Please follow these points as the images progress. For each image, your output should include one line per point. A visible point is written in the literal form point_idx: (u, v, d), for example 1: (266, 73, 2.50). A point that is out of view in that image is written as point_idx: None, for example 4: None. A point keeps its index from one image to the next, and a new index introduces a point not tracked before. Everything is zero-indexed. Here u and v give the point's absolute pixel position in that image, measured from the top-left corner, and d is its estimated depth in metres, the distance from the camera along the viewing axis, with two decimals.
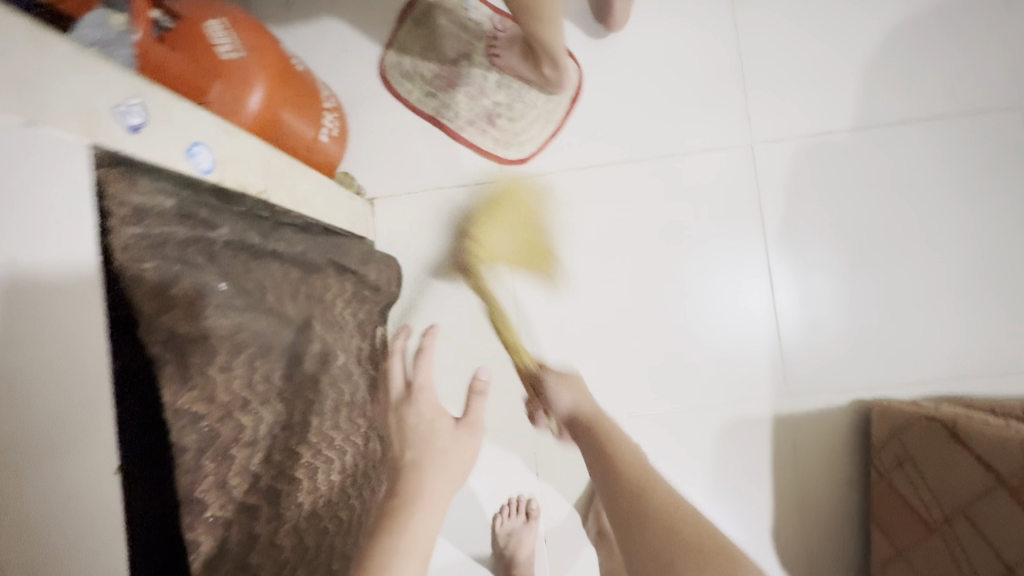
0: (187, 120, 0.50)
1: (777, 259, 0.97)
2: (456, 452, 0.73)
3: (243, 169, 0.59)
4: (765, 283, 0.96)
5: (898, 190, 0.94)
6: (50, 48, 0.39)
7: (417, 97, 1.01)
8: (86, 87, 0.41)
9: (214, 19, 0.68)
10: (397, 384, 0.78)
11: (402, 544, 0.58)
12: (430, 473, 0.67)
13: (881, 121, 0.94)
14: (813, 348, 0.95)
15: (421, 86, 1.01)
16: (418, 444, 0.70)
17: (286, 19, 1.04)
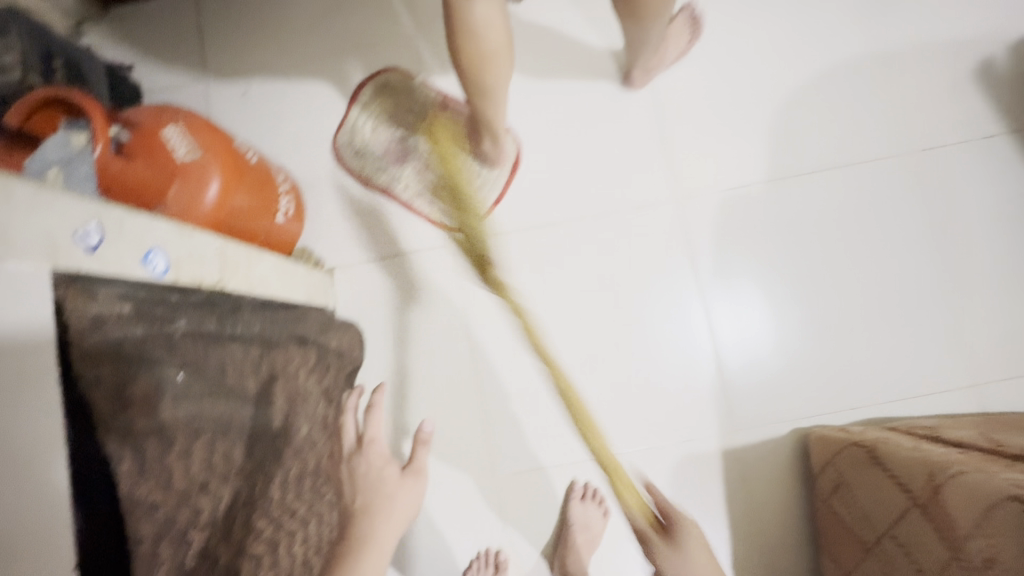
0: (145, 229, 0.56)
1: (715, 300, 1.04)
2: (399, 497, 0.87)
3: (198, 264, 0.64)
4: (705, 322, 1.03)
5: (812, 233, 1.04)
6: (13, 193, 0.42)
7: (369, 172, 1.08)
8: (49, 219, 0.45)
9: (172, 125, 0.75)
10: (349, 438, 0.87)
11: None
12: (379, 517, 0.80)
13: (790, 172, 1.05)
14: (753, 383, 1.02)
15: (373, 162, 1.09)
16: (370, 493, 0.82)
17: (245, 108, 1.12)
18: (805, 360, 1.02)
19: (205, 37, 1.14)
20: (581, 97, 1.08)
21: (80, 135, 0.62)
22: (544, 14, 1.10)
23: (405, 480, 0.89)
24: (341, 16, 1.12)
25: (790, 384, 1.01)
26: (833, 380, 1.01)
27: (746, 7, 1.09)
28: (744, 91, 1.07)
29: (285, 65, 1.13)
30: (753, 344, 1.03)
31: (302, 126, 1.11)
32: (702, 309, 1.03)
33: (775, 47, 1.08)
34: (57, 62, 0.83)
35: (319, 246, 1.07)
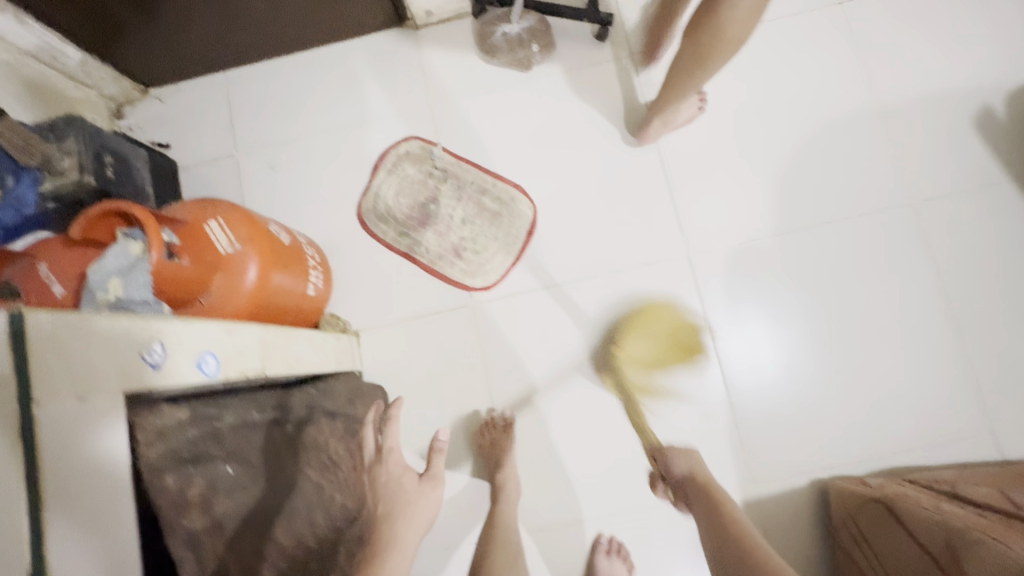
0: (199, 336, 0.61)
1: (723, 340, 1.08)
2: (403, 531, 0.68)
3: (242, 358, 0.69)
4: (712, 358, 1.08)
5: (820, 285, 1.08)
6: (91, 324, 0.46)
7: (391, 236, 1.13)
8: (120, 346, 0.49)
9: (213, 219, 0.81)
10: (368, 449, 0.77)
11: None
12: (401, 523, 0.69)
13: (796, 225, 1.09)
14: (771, 435, 1.04)
15: (395, 226, 1.14)
16: (388, 504, 0.70)
17: (273, 179, 1.19)
18: (818, 407, 1.05)
19: (234, 113, 1.22)
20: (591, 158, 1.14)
21: (136, 244, 0.68)
22: (553, 82, 1.16)
23: (406, 519, 0.69)
24: (363, 90, 1.20)
25: (804, 432, 1.04)
26: (848, 429, 1.03)
27: (748, 66, 1.13)
28: (749, 147, 1.11)
29: (310, 138, 1.20)
30: (766, 393, 1.06)
31: (327, 195, 1.17)
32: (713, 352, 1.08)
33: (778, 103, 1.12)
34: (107, 158, 0.91)
35: (344, 310, 1.12)
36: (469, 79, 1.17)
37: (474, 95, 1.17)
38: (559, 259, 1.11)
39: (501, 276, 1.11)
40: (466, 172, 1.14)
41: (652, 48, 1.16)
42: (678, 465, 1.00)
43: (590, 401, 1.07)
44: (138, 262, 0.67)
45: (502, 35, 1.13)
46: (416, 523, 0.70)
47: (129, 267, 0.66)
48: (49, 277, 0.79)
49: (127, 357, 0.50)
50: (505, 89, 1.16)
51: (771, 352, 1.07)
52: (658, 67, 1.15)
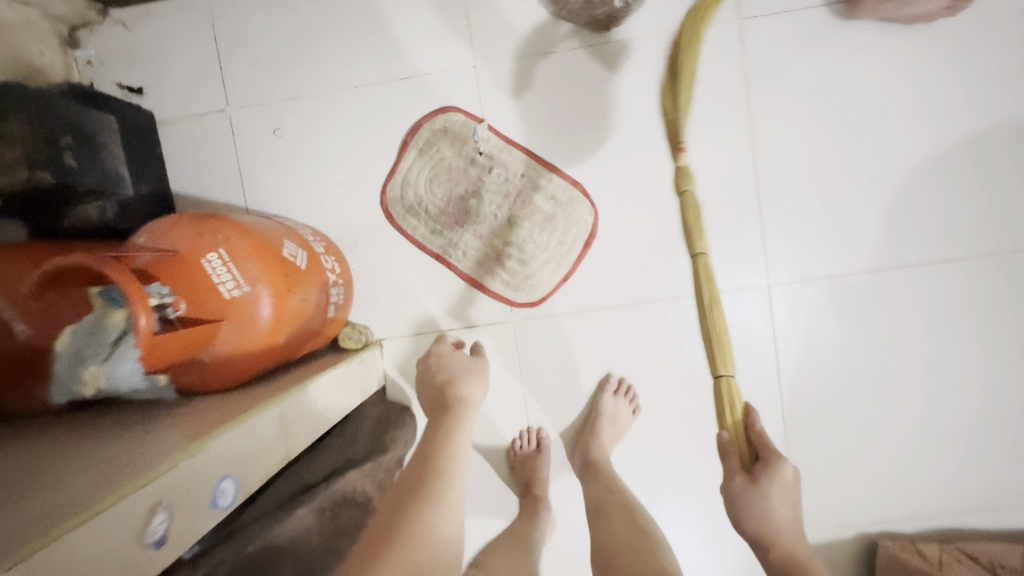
0: (215, 459, 0.49)
1: (788, 365, 0.96)
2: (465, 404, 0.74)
3: (266, 453, 0.57)
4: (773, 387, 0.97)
5: (913, 332, 0.94)
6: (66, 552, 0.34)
7: (421, 233, 0.95)
8: (110, 551, 0.37)
9: (214, 250, 0.64)
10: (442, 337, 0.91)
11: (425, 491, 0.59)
12: (467, 385, 0.77)
13: (899, 261, 0.93)
14: (827, 486, 0.97)
15: (426, 222, 0.95)
16: (451, 374, 0.78)
17: (277, 149, 0.97)
18: (880, 462, 0.97)
19: (224, 54, 0.96)
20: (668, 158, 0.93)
21: (117, 313, 0.52)
22: (632, 54, 0.92)
23: (473, 366, 0.82)
24: (390, 39, 0.94)
25: (861, 486, 0.97)
26: (906, 485, 0.97)
27: (877, 53, 0.91)
28: (858, 160, 0.93)
29: (321, 98, 0.95)
30: (829, 438, 0.97)
31: (343, 176, 0.97)
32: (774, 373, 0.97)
33: (903, 107, 0.92)
34: (65, 139, 0.71)
35: (365, 318, 0.98)
36: (526, 39, 0.93)
37: (531, 62, 0.93)
38: (617, 279, 0.96)
39: (550, 293, 0.96)
40: (515, 161, 0.94)
41: (765, 16, 0.91)
42: (749, 522, 0.71)
43: (626, 399, 0.95)
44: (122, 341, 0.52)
45: None
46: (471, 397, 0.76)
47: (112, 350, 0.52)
48: None
49: (122, 555, 0.38)
50: (574, 56, 0.92)
51: (840, 399, 0.97)
52: (770, 43, 0.92)
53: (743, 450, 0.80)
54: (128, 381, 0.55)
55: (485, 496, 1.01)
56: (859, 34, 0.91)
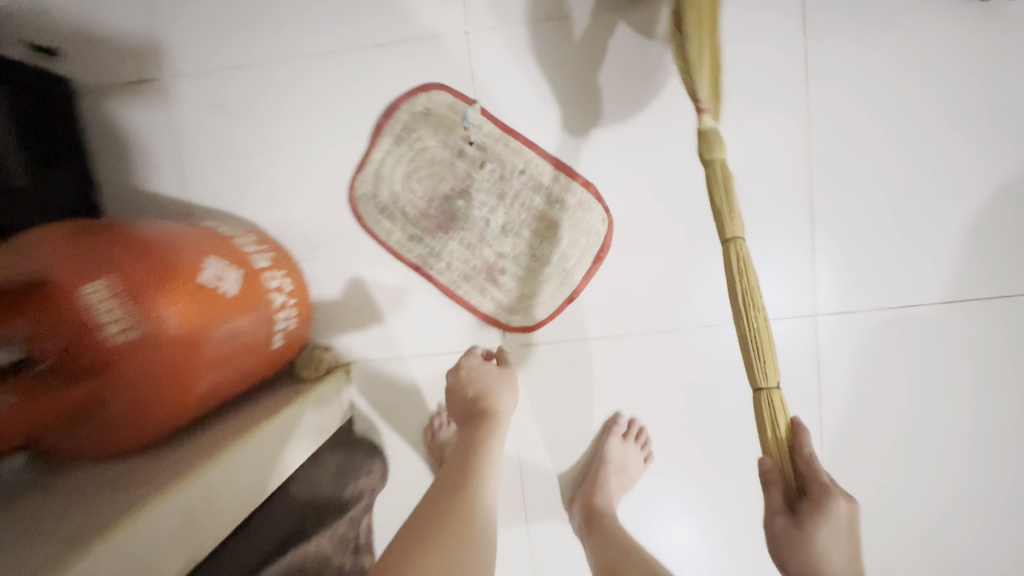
0: None
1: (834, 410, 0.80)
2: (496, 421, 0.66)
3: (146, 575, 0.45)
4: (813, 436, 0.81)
5: (991, 378, 0.78)
6: None
7: (397, 239, 0.79)
8: None
9: (99, 278, 0.48)
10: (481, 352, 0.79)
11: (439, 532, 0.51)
12: (500, 400, 0.69)
13: (979, 292, 0.76)
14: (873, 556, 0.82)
15: (403, 225, 0.79)
16: (482, 385, 0.70)
17: (223, 130, 0.79)
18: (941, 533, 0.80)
19: (155, 12, 0.78)
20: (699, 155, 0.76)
21: None
22: (659, 23, 0.74)
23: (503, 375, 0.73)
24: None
25: (923, 561, 0.80)
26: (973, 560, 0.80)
27: (965, 32, 0.73)
28: (936, 165, 0.75)
29: (274, 69, 0.77)
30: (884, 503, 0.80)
31: (302, 167, 0.79)
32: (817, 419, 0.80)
33: (995, 100, 0.74)
34: None
35: (330, 338, 0.83)
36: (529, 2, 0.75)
37: (535, 31, 0.75)
38: (632, 302, 0.79)
39: (550, 316, 0.80)
40: (512, 154, 0.77)
41: None
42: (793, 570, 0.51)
43: (634, 442, 0.80)
44: None
45: None
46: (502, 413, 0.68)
47: None
48: None
49: None
50: (591, 25, 0.74)
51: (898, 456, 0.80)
52: (837, 15, 0.74)
53: (787, 479, 0.56)
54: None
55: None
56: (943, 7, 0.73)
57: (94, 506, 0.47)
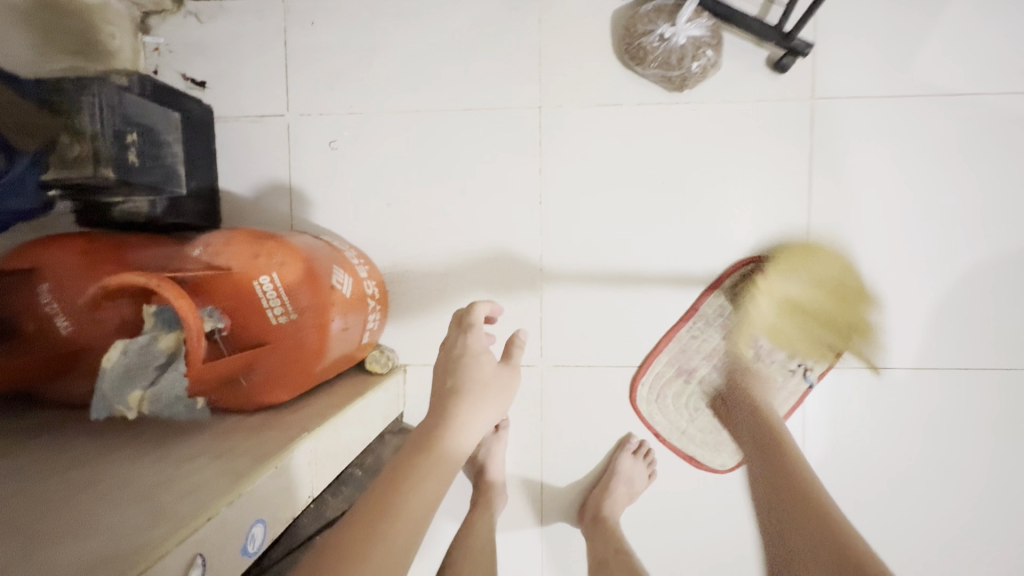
0: (249, 504, 0.46)
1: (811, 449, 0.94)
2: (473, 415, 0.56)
3: (294, 497, 0.55)
4: None
5: (945, 434, 0.92)
6: None
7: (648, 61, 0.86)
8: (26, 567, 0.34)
9: (266, 273, 0.63)
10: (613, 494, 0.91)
11: (363, 548, 0.43)
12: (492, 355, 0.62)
13: (942, 362, 0.91)
14: None
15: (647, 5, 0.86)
16: (629, 480, 0.92)
17: (327, 161, 0.96)
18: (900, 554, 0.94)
19: (292, 61, 0.95)
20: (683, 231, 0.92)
21: (109, 353, 0.49)
22: (702, 113, 0.90)
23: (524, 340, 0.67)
24: (463, 70, 0.94)
25: None
26: None
27: (951, 150, 0.89)
28: (915, 255, 0.90)
29: (378, 118, 0.95)
30: None
31: (393, 198, 0.96)
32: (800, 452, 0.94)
33: (973, 208, 0.89)
34: (131, 137, 0.69)
35: (393, 340, 0.98)
36: (598, 85, 0.92)
37: (589, 110, 0.92)
38: (629, 325, 0.94)
39: (570, 329, 0.95)
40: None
41: (840, 97, 0.89)
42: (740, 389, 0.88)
43: (638, 457, 0.94)
44: (110, 385, 0.48)
45: (657, 37, 0.84)
46: (485, 393, 0.58)
47: (133, 367, 0.49)
48: (50, 307, 0.62)
49: None
50: (640, 110, 0.91)
51: (861, 493, 0.94)
52: (839, 124, 0.90)
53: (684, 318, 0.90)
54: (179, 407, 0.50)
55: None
56: (934, 131, 0.89)
57: (173, 481, 0.46)
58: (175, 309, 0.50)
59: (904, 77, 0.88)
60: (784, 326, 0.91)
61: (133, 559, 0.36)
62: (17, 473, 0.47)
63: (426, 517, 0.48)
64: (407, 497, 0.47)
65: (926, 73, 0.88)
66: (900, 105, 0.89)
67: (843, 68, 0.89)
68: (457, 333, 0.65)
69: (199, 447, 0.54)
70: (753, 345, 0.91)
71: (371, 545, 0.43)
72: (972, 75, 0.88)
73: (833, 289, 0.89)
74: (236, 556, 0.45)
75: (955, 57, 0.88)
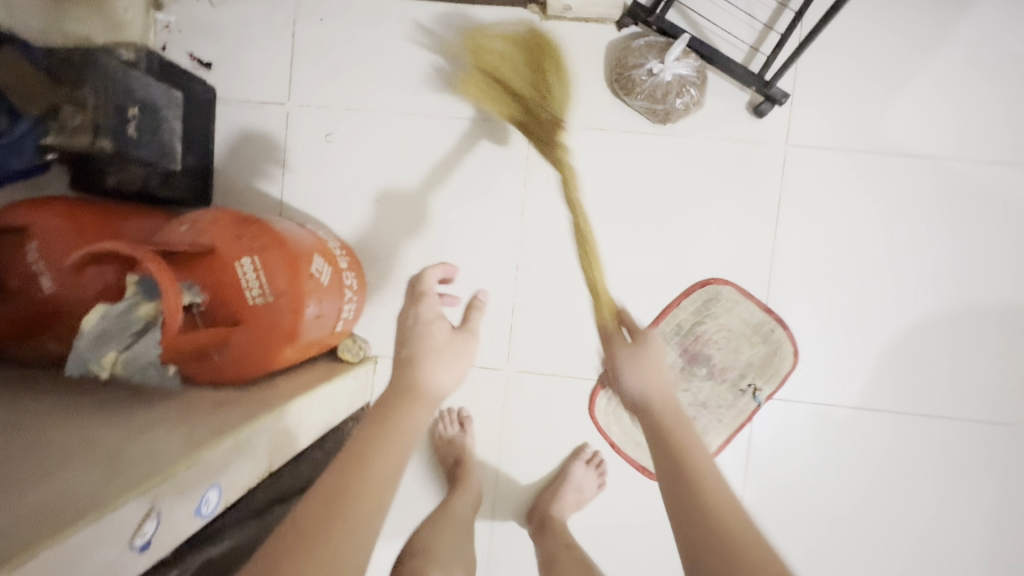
0: (206, 470, 0.50)
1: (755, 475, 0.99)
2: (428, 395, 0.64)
3: (252, 468, 0.58)
4: (739, 489, 0.98)
5: (879, 473, 0.97)
6: None
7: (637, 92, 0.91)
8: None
9: (248, 255, 0.66)
10: (563, 498, 0.95)
11: (329, 530, 0.46)
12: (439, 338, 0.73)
13: (882, 404, 0.97)
14: None
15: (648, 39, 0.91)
16: (579, 487, 0.95)
17: (321, 153, 1.00)
18: None
19: (298, 53, 0.99)
20: (653, 255, 0.97)
21: (89, 317, 0.53)
22: (682, 146, 0.96)
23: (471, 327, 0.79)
24: (460, 80, 0.98)
25: None
26: None
27: (908, 207, 0.95)
28: (867, 300, 0.96)
29: (375, 117, 0.99)
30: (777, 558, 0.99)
31: (381, 194, 0.99)
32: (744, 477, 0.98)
33: (921, 264, 0.95)
34: (132, 112, 0.71)
35: (367, 332, 1.01)
36: (587, 109, 0.97)
37: (577, 131, 0.97)
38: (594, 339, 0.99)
39: (537, 337, 0.99)
40: (708, 420, 0.96)
41: (811, 145, 0.95)
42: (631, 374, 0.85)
43: (589, 466, 0.98)
44: (88, 345, 0.52)
45: (647, 71, 0.89)
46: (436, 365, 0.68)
47: (111, 330, 0.52)
48: (36, 266, 0.65)
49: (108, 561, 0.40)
50: (624, 137, 0.96)
51: (798, 522, 0.98)
52: (809, 171, 0.95)
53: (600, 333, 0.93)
54: (152, 372, 0.53)
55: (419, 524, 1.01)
56: (894, 187, 0.95)
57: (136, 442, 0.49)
58: (157, 281, 0.53)
59: (870, 135, 0.94)
60: (496, 71, 0.96)
61: (91, 506, 0.39)
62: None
63: (410, 447, 0.57)
64: (363, 478, 0.51)
65: (891, 132, 0.94)
66: (865, 159, 0.95)
67: (816, 118, 0.95)
68: (408, 305, 0.83)
69: (164, 413, 0.56)
70: (708, 370, 0.96)
71: (337, 528, 0.47)
72: (933, 139, 0.94)
73: (529, 55, 0.95)
74: (188, 517, 0.48)
75: (919, 121, 0.94)
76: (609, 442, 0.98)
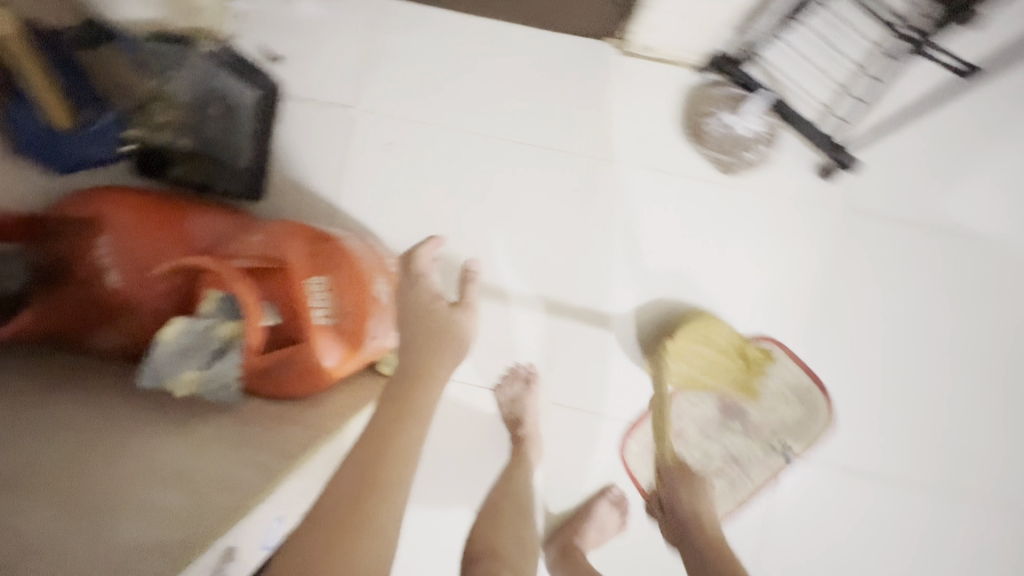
0: (275, 502, 0.50)
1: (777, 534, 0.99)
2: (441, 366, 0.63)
3: (306, 494, 0.58)
4: (759, 546, 0.98)
5: (899, 544, 0.98)
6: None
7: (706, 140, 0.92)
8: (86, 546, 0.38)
9: (318, 275, 0.66)
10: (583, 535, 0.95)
11: (367, 512, 0.47)
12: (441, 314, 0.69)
13: (910, 478, 0.97)
14: None
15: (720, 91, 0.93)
16: (601, 525, 0.95)
17: (380, 161, 0.99)
18: None
19: (368, 58, 0.98)
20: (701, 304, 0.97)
21: (168, 327, 0.52)
22: (745, 200, 0.95)
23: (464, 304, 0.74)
24: (529, 105, 0.97)
25: None
26: None
27: (959, 286, 0.95)
28: (907, 374, 0.96)
29: (439, 132, 0.98)
30: None
31: (436, 209, 0.99)
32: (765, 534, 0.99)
33: (966, 344, 0.95)
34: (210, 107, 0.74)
35: None
36: (653, 151, 0.96)
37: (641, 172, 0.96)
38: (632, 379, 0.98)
39: (576, 371, 0.99)
40: (737, 475, 0.96)
41: (873, 214, 0.95)
42: None
43: (613, 506, 0.97)
44: (167, 358, 0.51)
45: (718, 123, 0.92)
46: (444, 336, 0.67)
47: (193, 343, 0.52)
48: (104, 261, 0.64)
49: None
50: (687, 183, 0.96)
51: None
52: (867, 239, 0.95)
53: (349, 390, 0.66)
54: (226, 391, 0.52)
55: (435, 543, 1.01)
56: (949, 265, 0.95)
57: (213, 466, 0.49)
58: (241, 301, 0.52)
59: (933, 210, 0.94)
60: None
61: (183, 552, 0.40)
62: (52, 426, 0.48)
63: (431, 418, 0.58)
64: (394, 457, 0.52)
65: (953, 210, 0.94)
66: (924, 234, 0.95)
67: (880, 188, 0.94)
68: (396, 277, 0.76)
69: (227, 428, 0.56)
70: (742, 426, 0.96)
71: (371, 509, 0.48)
72: (993, 223, 0.94)
73: None
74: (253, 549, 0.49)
75: (982, 202, 0.94)
76: (634, 484, 0.98)
